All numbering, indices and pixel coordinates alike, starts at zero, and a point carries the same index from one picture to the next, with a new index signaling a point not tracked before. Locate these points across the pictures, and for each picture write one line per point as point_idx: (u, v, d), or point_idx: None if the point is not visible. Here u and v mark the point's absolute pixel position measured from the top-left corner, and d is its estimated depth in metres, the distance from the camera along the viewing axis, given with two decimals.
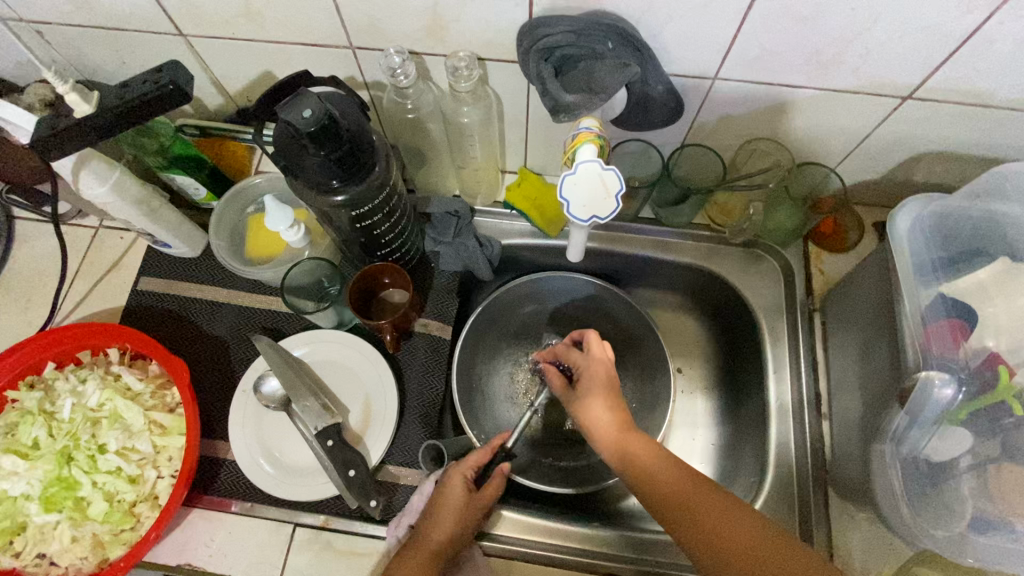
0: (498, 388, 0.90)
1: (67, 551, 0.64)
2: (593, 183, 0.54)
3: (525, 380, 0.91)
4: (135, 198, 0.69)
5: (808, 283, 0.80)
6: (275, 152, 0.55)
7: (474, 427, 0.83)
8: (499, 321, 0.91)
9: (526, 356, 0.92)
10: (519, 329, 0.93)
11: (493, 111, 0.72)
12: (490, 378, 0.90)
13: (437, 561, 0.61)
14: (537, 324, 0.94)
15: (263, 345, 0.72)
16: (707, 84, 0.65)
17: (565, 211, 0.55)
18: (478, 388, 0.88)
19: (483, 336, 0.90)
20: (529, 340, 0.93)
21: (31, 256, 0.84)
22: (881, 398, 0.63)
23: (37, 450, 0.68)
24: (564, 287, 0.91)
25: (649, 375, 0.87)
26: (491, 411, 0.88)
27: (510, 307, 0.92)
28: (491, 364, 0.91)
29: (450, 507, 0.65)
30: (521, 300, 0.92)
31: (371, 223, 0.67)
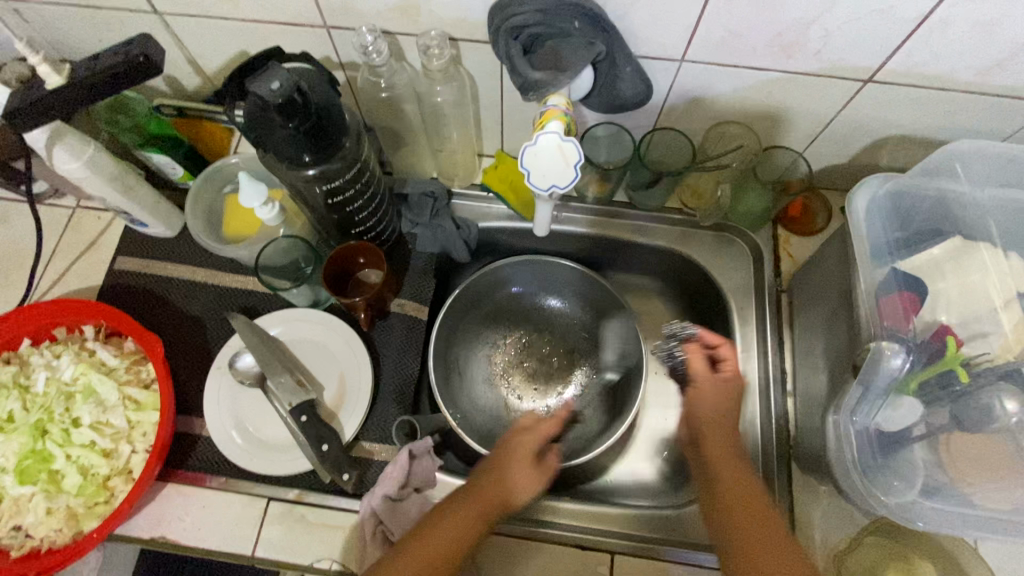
0: (476, 369, 0.91)
1: (41, 524, 0.65)
2: (551, 153, 0.55)
3: (503, 362, 0.92)
4: (110, 175, 0.69)
5: (777, 265, 0.81)
6: (246, 125, 0.55)
7: (450, 406, 0.84)
8: (478, 303, 0.93)
9: (503, 339, 0.94)
10: (498, 312, 0.94)
11: (467, 91, 0.73)
12: (467, 360, 0.91)
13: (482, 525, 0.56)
14: (514, 307, 0.95)
15: (239, 322, 0.73)
16: (675, 66, 0.67)
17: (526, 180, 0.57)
18: (456, 368, 0.89)
19: (460, 319, 0.91)
20: (508, 323, 0.94)
21: (8, 236, 0.84)
22: (838, 373, 0.65)
23: (12, 423, 0.68)
24: (541, 271, 0.93)
25: (622, 356, 0.89)
26: (468, 391, 0.89)
27: (489, 290, 0.93)
28: (468, 346, 0.92)
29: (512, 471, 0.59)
30: (500, 282, 0.93)
31: (344, 199, 0.67)
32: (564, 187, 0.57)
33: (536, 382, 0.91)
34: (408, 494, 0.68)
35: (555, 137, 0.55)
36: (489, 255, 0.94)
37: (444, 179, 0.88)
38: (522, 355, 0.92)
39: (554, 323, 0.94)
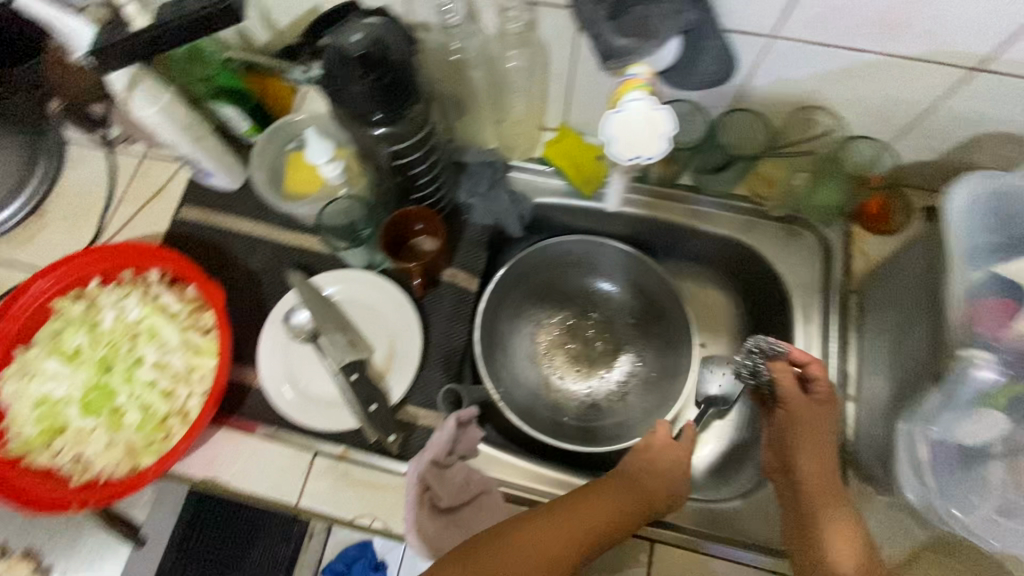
0: (520, 346, 0.90)
1: (102, 455, 0.68)
2: (639, 122, 0.53)
3: (548, 341, 0.91)
4: (183, 123, 0.70)
5: (847, 263, 0.78)
6: (324, 79, 0.55)
7: (493, 380, 0.83)
8: (527, 280, 0.91)
9: (549, 318, 0.92)
10: (546, 290, 0.93)
11: (538, 59, 0.71)
12: (512, 337, 0.90)
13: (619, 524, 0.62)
14: (563, 287, 0.93)
15: (297, 279, 0.75)
16: (764, 42, 0.62)
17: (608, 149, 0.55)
18: (500, 343, 0.88)
19: (508, 295, 0.89)
20: (555, 302, 0.93)
21: (82, 178, 0.87)
22: (913, 379, 0.61)
23: (79, 356, 0.71)
24: (594, 252, 0.90)
25: (671, 346, 0.87)
26: (511, 368, 0.88)
27: (539, 267, 0.91)
28: (514, 323, 0.91)
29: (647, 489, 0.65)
30: (551, 260, 0.91)
31: (410, 162, 0.67)
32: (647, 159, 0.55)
33: (580, 364, 0.89)
34: (453, 462, 0.69)
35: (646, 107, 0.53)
36: (541, 232, 0.92)
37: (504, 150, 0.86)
38: (567, 336, 0.91)
39: (602, 306, 0.92)
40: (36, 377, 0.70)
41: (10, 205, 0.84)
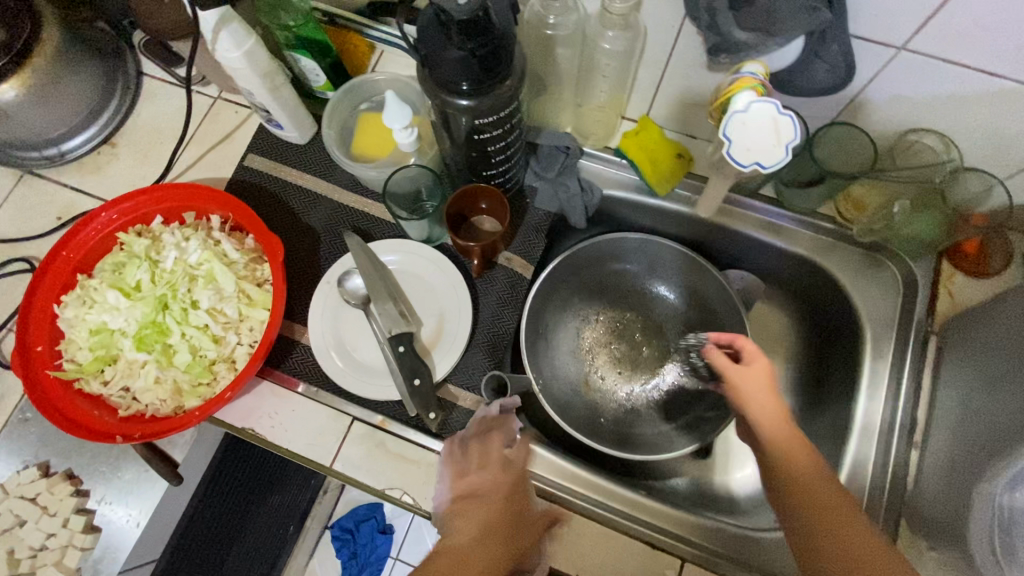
0: (564, 339, 0.88)
1: (149, 390, 0.69)
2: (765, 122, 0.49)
3: (593, 338, 0.88)
4: (261, 71, 0.69)
5: (932, 304, 0.72)
6: (417, 41, 0.52)
7: (535, 371, 0.81)
8: (580, 273, 0.88)
9: (597, 315, 0.89)
10: (599, 286, 0.90)
11: (634, 46, 0.66)
12: (557, 329, 0.87)
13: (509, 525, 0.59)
14: (616, 285, 0.90)
15: (354, 243, 0.73)
16: (889, 54, 0.56)
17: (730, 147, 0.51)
18: (545, 333, 0.86)
19: (559, 285, 0.87)
20: (606, 300, 0.89)
21: (154, 114, 0.87)
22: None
23: (138, 291, 0.72)
24: (655, 253, 0.87)
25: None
26: (552, 360, 0.86)
27: (595, 262, 0.88)
28: (561, 314, 0.88)
29: (505, 521, 0.57)
30: (608, 256, 0.88)
31: (488, 138, 0.64)
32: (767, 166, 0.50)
33: (623, 366, 0.87)
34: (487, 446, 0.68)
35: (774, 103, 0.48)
36: (603, 226, 0.89)
37: (578, 135, 0.83)
38: (614, 336, 0.88)
39: (655, 310, 0.89)
40: (95, 305, 0.71)
41: (83, 133, 0.85)
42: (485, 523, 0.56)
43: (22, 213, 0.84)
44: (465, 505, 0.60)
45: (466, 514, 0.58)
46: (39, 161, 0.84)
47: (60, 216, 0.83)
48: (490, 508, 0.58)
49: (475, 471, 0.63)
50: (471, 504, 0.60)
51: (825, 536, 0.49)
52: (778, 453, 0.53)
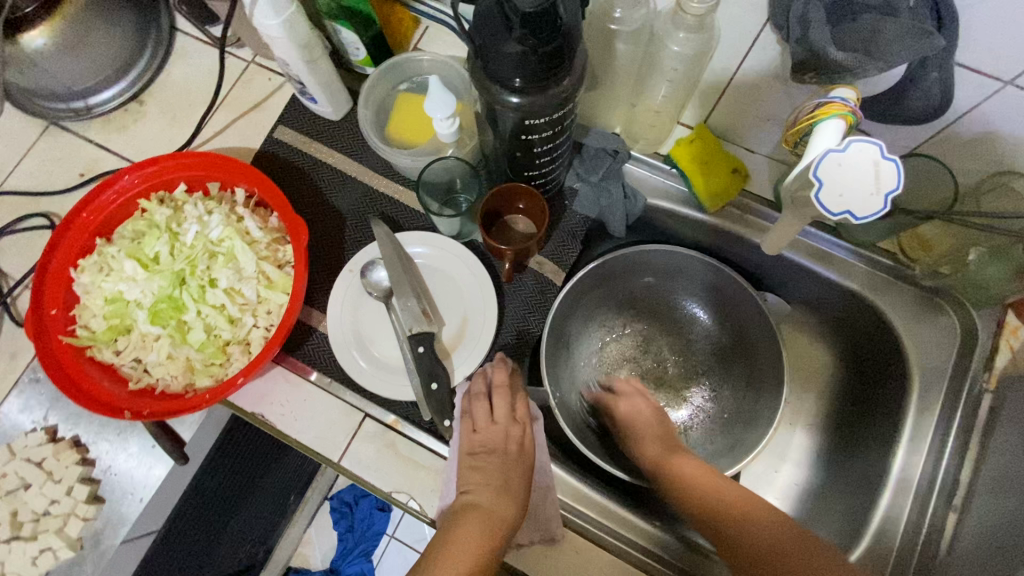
0: (587, 351, 0.84)
1: (162, 365, 0.67)
2: (863, 167, 0.42)
3: (616, 353, 0.84)
4: (301, 41, 0.64)
5: (990, 357, 0.67)
6: (473, 27, 0.48)
7: (552, 384, 0.77)
8: (612, 283, 0.84)
9: (622, 327, 0.85)
10: (630, 298, 0.85)
11: (705, 50, 0.60)
12: (580, 338, 0.84)
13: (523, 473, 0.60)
14: (645, 298, 0.86)
15: (381, 231, 0.70)
16: (995, 88, 0.50)
17: (813, 197, 0.44)
18: (568, 343, 0.82)
19: (585, 295, 0.82)
20: (634, 313, 0.85)
21: (185, 74, 0.83)
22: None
23: (156, 263, 0.70)
24: (692, 271, 0.82)
25: (754, 394, 0.79)
26: (572, 371, 0.82)
27: (629, 273, 0.84)
28: (585, 324, 0.84)
29: (515, 478, 0.59)
30: (642, 268, 0.83)
31: (534, 139, 0.59)
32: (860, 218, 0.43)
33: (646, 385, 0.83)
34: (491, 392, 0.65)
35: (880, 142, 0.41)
36: (642, 235, 0.84)
37: (627, 138, 0.78)
38: (638, 352, 0.85)
39: (685, 330, 0.85)
40: (112, 273, 0.68)
41: (112, 87, 0.82)
42: (499, 481, 0.57)
43: (45, 166, 0.81)
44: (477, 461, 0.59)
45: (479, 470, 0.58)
46: (66, 114, 0.81)
47: (83, 172, 0.81)
48: (507, 464, 0.59)
49: (484, 425, 0.62)
50: (480, 461, 0.59)
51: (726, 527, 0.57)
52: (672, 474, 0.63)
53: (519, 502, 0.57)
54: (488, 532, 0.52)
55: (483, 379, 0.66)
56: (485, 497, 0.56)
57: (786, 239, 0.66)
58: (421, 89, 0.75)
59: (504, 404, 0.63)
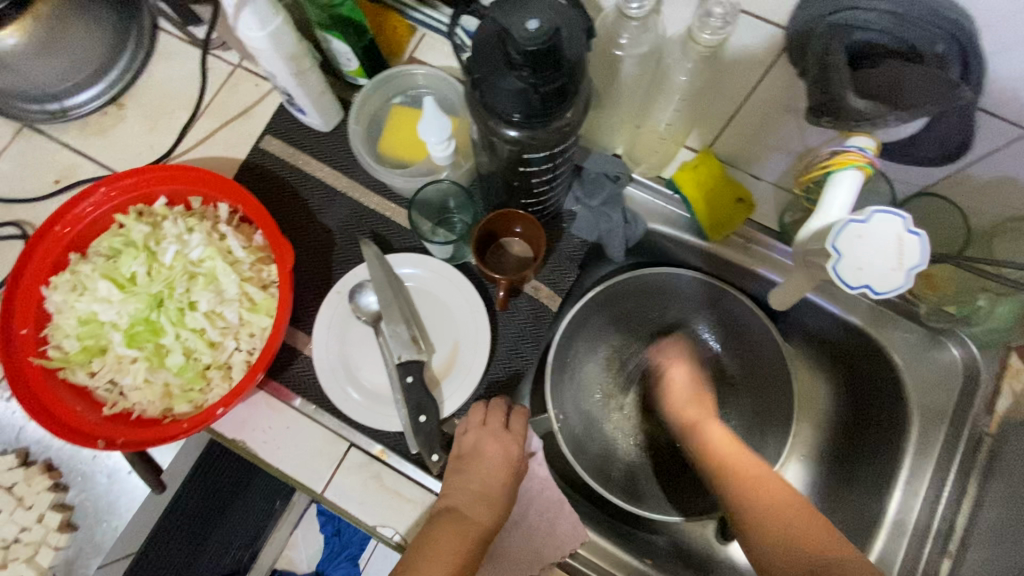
0: (588, 373, 0.80)
1: (138, 390, 0.64)
2: (886, 239, 0.39)
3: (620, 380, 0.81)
4: (289, 54, 0.60)
5: (991, 401, 0.65)
6: (472, 58, 0.44)
7: (556, 404, 0.76)
8: (615, 304, 0.80)
9: (627, 348, 0.81)
10: (631, 320, 0.81)
11: (717, 77, 0.57)
12: (583, 361, 0.79)
13: (507, 486, 0.65)
14: (652, 319, 0.81)
15: (370, 253, 0.66)
16: (1017, 134, 0.47)
17: (830, 265, 0.41)
18: (570, 365, 0.79)
19: (590, 316, 0.79)
20: (638, 336, 0.81)
21: (167, 76, 0.79)
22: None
23: (133, 284, 0.67)
24: (703, 293, 0.79)
25: (760, 425, 0.76)
26: (576, 395, 0.79)
27: (631, 294, 0.80)
28: (590, 346, 0.80)
29: (498, 486, 0.64)
30: (647, 288, 0.80)
31: (533, 170, 0.57)
32: (880, 292, 0.41)
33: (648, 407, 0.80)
34: (490, 419, 0.65)
35: (905, 215, 0.38)
36: (640, 257, 0.81)
37: (628, 160, 0.75)
38: (643, 375, 0.80)
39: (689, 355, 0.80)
40: (85, 293, 0.65)
41: (90, 89, 0.77)
42: (484, 492, 0.63)
43: (16, 171, 0.77)
44: (468, 464, 0.64)
45: (468, 477, 0.63)
46: (41, 116, 0.77)
47: (58, 179, 0.77)
48: (491, 472, 0.64)
49: (476, 429, 0.65)
50: (469, 466, 0.64)
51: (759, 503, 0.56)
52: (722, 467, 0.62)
53: (499, 510, 0.63)
54: (464, 542, 0.58)
55: (482, 406, 0.67)
56: (470, 508, 0.61)
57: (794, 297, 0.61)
58: (416, 103, 0.71)
59: (500, 417, 0.66)
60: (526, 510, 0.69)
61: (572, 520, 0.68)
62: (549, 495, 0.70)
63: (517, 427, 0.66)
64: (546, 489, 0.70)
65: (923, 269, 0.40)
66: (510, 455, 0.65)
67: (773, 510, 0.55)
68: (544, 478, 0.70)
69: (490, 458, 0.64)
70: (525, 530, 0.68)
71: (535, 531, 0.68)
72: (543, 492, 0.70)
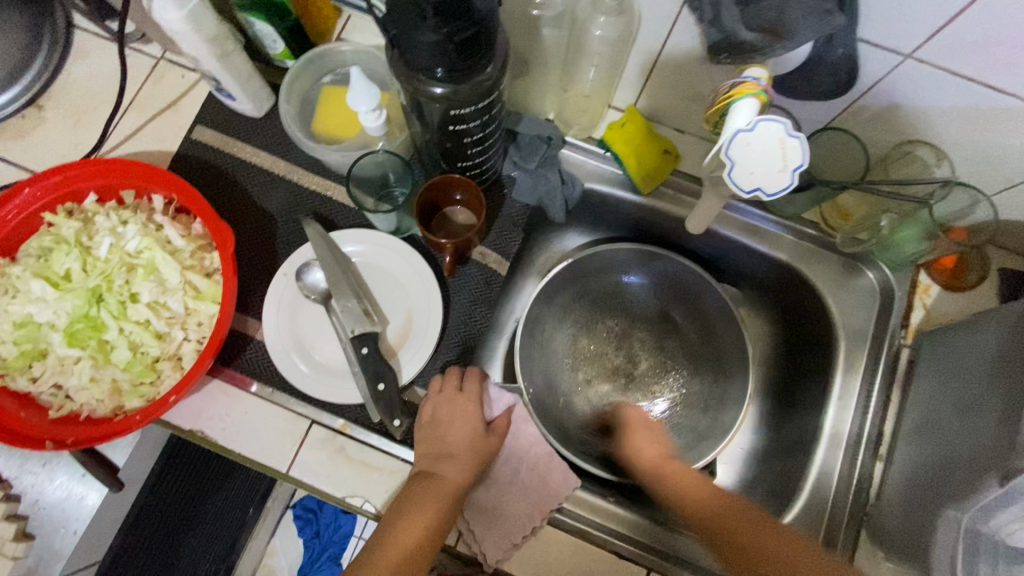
0: (551, 337, 0.83)
1: (84, 389, 0.63)
2: (770, 144, 0.46)
3: (586, 353, 0.83)
4: (209, 34, 0.60)
5: (907, 315, 0.71)
6: (387, 16, 0.46)
7: (526, 378, 0.77)
8: (583, 280, 0.84)
9: (595, 323, 0.84)
10: (601, 294, 0.85)
11: (630, 31, 0.60)
12: (548, 330, 0.83)
13: (477, 446, 0.64)
14: (622, 296, 0.85)
15: (314, 230, 0.67)
16: (894, 60, 0.52)
17: (725, 173, 0.48)
18: (540, 335, 0.81)
19: (558, 295, 0.83)
20: (603, 306, 0.85)
21: (87, 74, 0.77)
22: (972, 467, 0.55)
23: (69, 282, 0.65)
24: (652, 267, 0.82)
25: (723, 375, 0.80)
26: (540, 362, 0.81)
27: (599, 270, 0.83)
28: (558, 324, 0.83)
29: (468, 448, 0.64)
30: (610, 266, 0.83)
31: (464, 129, 0.58)
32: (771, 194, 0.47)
33: (614, 381, 0.82)
34: (449, 384, 0.66)
35: (782, 121, 0.44)
36: (586, 219, 0.83)
37: (561, 123, 0.77)
38: (608, 347, 0.84)
39: (645, 314, 0.84)
40: (18, 295, 0.64)
41: (3, 93, 0.74)
42: (448, 452, 0.62)
43: None
44: (430, 432, 0.64)
45: (431, 442, 0.63)
46: None
47: None
48: (459, 435, 0.64)
49: (434, 397, 0.66)
50: (432, 433, 0.64)
51: (727, 535, 0.55)
52: (667, 488, 0.61)
53: (472, 469, 0.63)
54: (434, 504, 0.58)
55: (446, 377, 0.67)
56: (437, 468, 0.61)
57: (710, 216, 0.69)
58: (345, 81, 0.72)
59: (455, 380, 0.67)
60: (512, 473, 0.68)
61: (558, 478, 0.69)
62: (536, 451, 0.70)
63: (472, 387, 0.67)
64: (524, 444, 0.69)
65: (805, 168, 0.46)
66: (469, 418, 0.65)
67: (716, 521, 0.56)
68: (522, 434, 0.70)
69: (453, 422, 0.64)
70: (520, 489, 0.67)
71: (529, 495, 0.68)
72: (519, 453, 0.70)
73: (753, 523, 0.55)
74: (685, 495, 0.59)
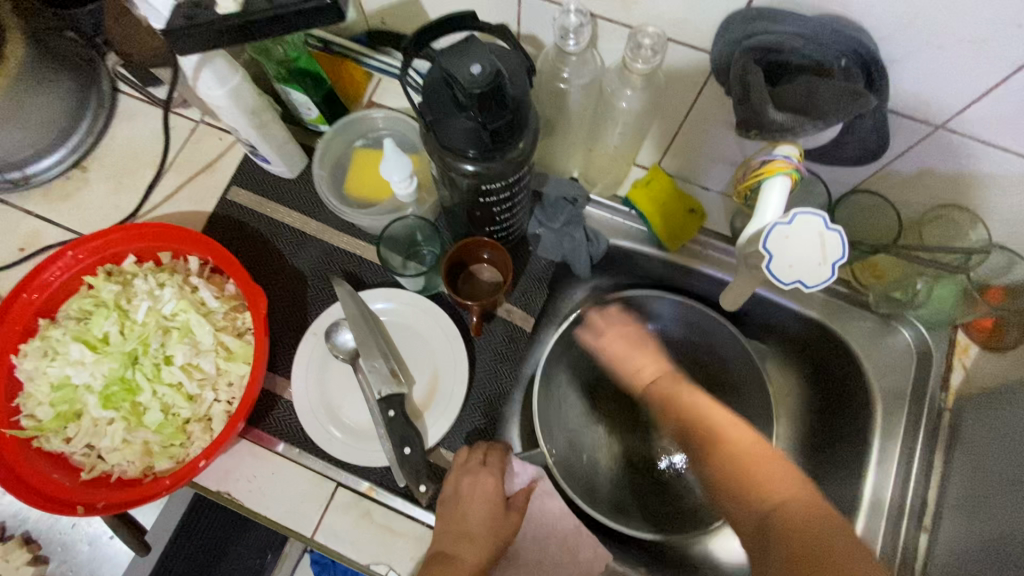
0: (573, 394, 0.79)
1: (116, 451, 0.63)
2: (811, 239, 0.46)
3: (603, 401, 0.79)
4: (249, 108, 0.63)
5: (946, 375, 0.70)
6: (422, 103, 0.48)
7: (547, 440, 0.73)
8: None
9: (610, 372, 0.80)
10: None
11: (660, 99, 0.62)
12: (568, 386, 0.79)
13: (498, 528, 0.64)
14: None
15: (344, 291, 0.68)
16: (927, 129, 0.52)
17: (765, 266, 0.47)
18: (554, 383, 0.77)
19: (573, 343, 0.78)
20: None
21: (130, 138, 0.81)
22: None
23: (106, 344, 0.67)
24: (673, 313, 0.78)
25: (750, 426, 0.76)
26: (558, 415, 0.77)
27: None
28: (574, 373, 0.79)
29: (490, 525, 0.63)
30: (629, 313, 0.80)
31: (492, 200, 0.60)
32: (811, 286, 0.47)
33: (636, 431, 0.79)
34: (471, 459, 0.66)
35: (821, 216, 0.45)
36: (605, 267, 0.80)
37: (586, 181, 0.79)
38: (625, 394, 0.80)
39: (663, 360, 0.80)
40: (57, 358, 0.65)
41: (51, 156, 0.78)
42: (469, 532, 0.62)
43: None
44: (452, 509, 0.63)
45: (453, 521, 0.62)
46: (5, 185, 0.78)
47: (23, 246, 0.77)
48: (481, 513, 0.63)
49: (458, 470, 0.65)
50: (454, 509, 0.63)
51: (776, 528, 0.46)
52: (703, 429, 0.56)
53: (493, 550, 0.62)
54: None
55: (472, 453, 0.66)
56: (458, 550, 0.60)
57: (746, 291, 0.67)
58: (377, 144, 0.74)
59: (479, 454, 0.66)
60: (540, 538, 0.67)
61: (590, 543, 0.67)
62: (565, 521, 0.67)
63: (495, 460, 0.66)
64: (553, 513, 0.68)
65: (845, 263, 0.46)
66: (492, 495, 0.64)
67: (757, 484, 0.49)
68: (553, 502, 0.68)
69: (478, 499, 0.63)
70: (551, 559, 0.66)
71: (559, 563, 0.66)
72: (545, 519, 0.68)
73: (818, 514, 0.45)
74: (727, 452, 0.53)
